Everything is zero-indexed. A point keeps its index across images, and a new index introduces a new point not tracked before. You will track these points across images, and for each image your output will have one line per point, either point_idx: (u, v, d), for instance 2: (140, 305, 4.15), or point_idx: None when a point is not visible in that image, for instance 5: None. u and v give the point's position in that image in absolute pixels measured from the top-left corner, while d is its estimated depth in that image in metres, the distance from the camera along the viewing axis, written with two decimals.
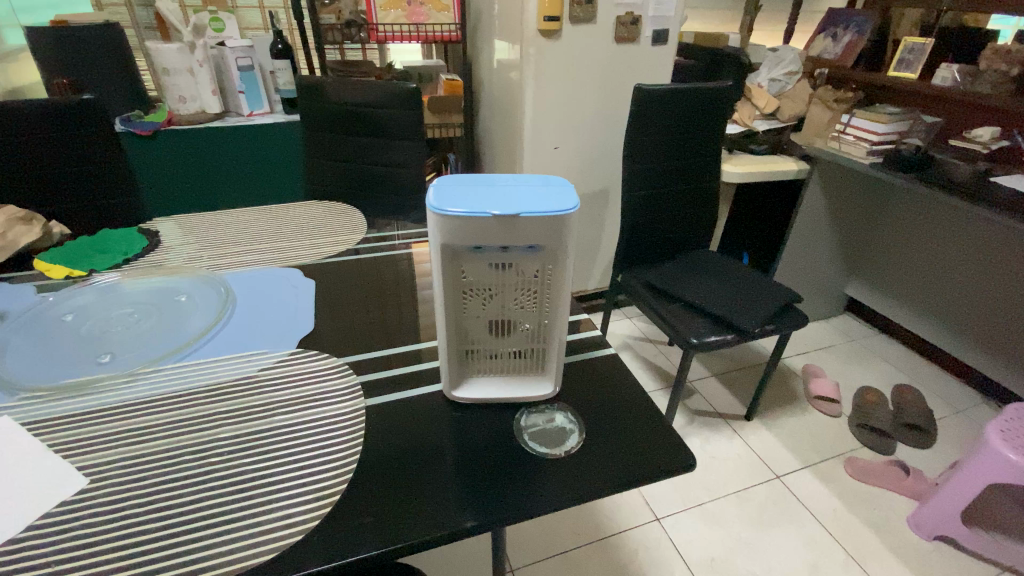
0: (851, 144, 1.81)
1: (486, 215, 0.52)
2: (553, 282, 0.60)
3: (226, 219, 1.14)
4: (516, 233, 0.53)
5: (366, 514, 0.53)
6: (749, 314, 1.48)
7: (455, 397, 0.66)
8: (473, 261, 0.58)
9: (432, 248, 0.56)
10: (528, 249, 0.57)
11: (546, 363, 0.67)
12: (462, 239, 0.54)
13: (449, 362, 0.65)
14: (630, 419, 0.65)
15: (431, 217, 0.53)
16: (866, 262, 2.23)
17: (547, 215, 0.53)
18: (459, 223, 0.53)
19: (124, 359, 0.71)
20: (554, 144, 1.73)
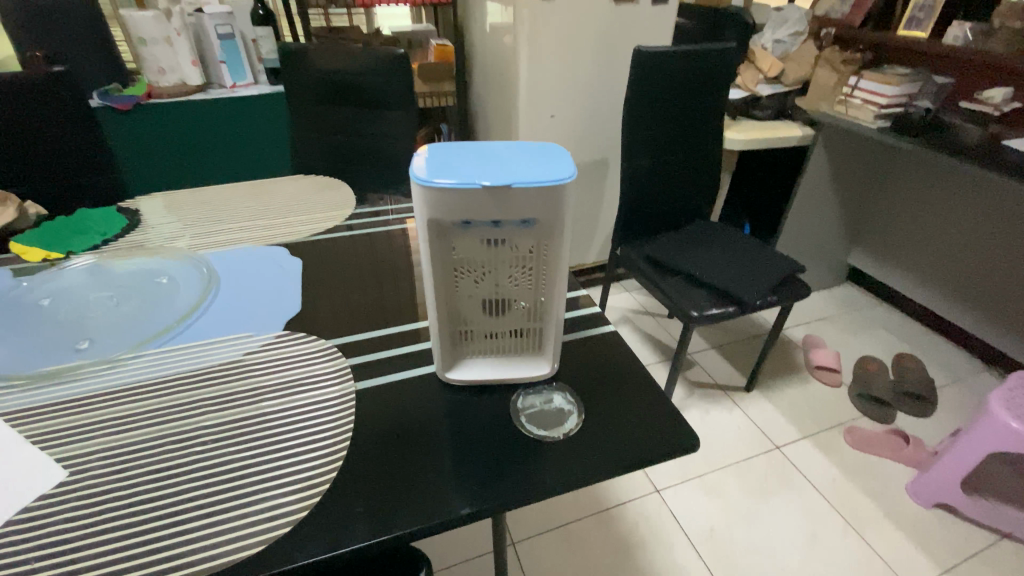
0: (857, 107, 1.75)
1: (476, 186, 0.48)
2: (550, 259, 0.56)
3: (210, 196, 1.10)
4: (508, 205, 0.50)
5: (357, 503, 0.51)
6: (751, 286, 1.45)
7: (450, 378, 0.64)
8: (464, 237, 0.54)
9: (419, 224, 0.52)
10: (522, 223, 0.53)
11: (544, 342, 0.65)
12: (450, 214, 0.50)
13: (442, 343, 0.62)
14: (631, 398, 0.63)
15: (416, 191, 0.49)
16: (869, 230, 2.19)
17: (543, 185, 0.49)
18: (446, 197, 0.49)
19: (102, 345, 0.68)
20: (551, 112, 1.67)
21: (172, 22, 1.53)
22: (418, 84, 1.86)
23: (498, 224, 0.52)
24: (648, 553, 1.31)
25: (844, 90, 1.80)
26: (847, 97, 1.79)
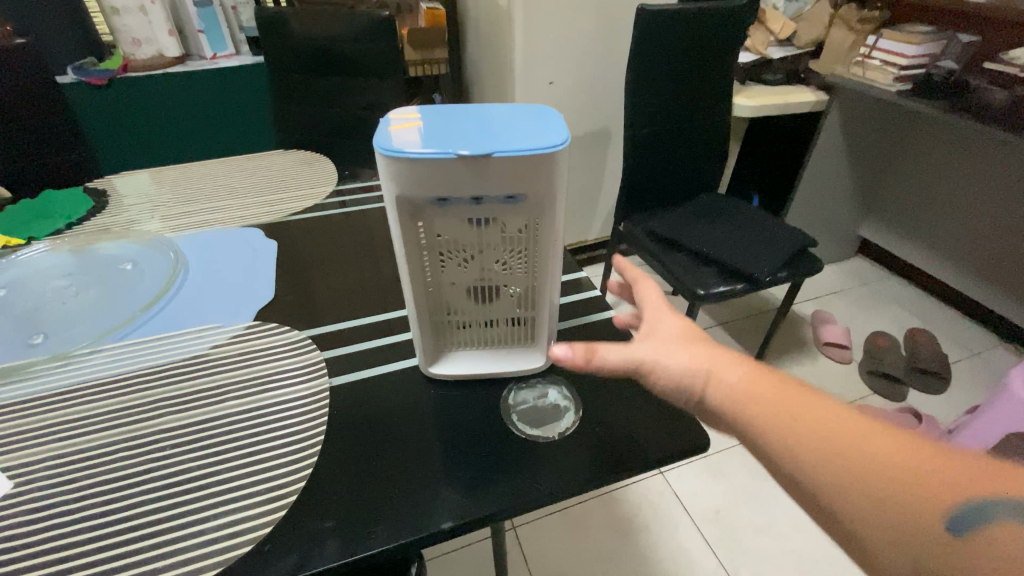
0: (876, 70, 1.66)
1: (451, 155, 0.41)
2: (542, 239, 0.50)
3: (183, 173, 1.02)
4: (490, 180, 0.43)
5: (327, 517, 0.45)
6: (762, 262, 1.38)
7: (434, 373, 0.58)
8: (443, 216, 0.48)
9: (388, 202, 0.45)
10: (509, 200, 0.46)
11: (538, 331, 0.59)
12: (424, 190, 0.44)
13: (424, 334, 0.56)
14: (634, 393, 0.57)
15: (381, 162, 0.42)
16: (883, 200, 2.10)
17: (530, 153, 0.42)
18: (417, 169, 0.42)
19: (59, 339, 0.63)
20: (548, 79, 1.57)
21: None
22: (407, 51, 1.76)
23: (481, 201, 0.46)
24: (650, 535, 1.27)
25: (861, 51, 1.70)
26: (864, 58, 1.69)
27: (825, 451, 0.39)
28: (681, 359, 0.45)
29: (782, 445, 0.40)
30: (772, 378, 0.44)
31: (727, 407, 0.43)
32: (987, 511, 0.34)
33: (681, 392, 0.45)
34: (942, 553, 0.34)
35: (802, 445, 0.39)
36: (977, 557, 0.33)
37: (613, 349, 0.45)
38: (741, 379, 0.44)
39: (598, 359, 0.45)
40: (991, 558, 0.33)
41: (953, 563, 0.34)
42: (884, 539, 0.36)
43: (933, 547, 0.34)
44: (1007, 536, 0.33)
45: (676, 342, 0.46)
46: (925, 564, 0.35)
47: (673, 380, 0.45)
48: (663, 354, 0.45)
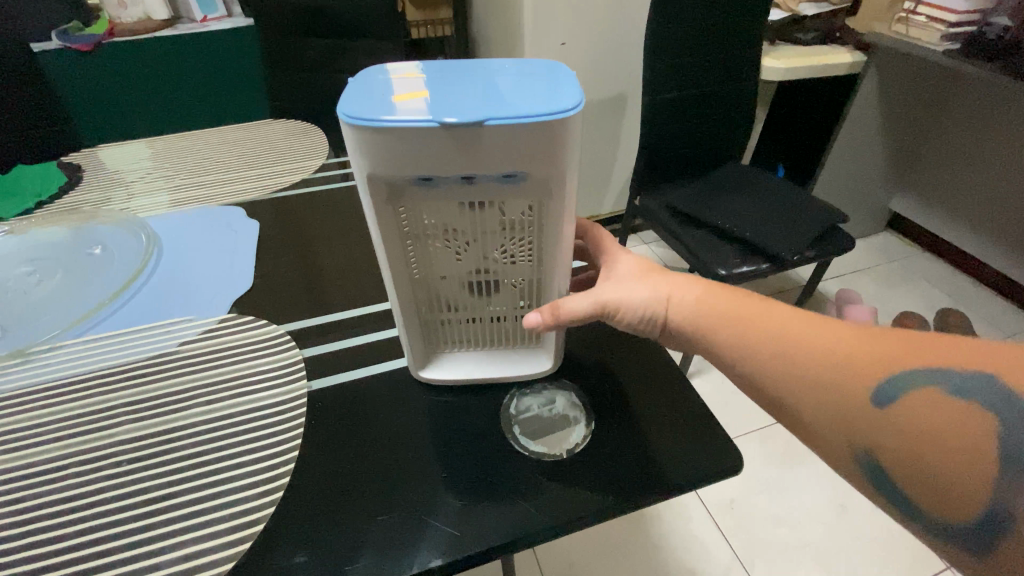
0: (920, 27, 1.50)
1: (433, 123, 0.33)
2: (550, 225, 0.42)
3: (166, 143, 0.94)
4: (481, 154, 0.35)
5: (298, 552, 0.40)
6: (788, 240, 1.28)
7: (427, 377, 0.52)
8: (428, 199, 0.40)
9: (360, 182, 0.38)
10: (507, 179, 0.38)
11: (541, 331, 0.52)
12: (401, 167, 0.36)
13: (412, 334, 0.49)
14: (649, 394, 0.52)
15: (348, 133, 0.35)
16: (916, 170, 1.97)
17: (533, 121, 0.34)
18: (392, 141, 0.34)
19: (16, 334, 0.57)
20: (561, 40, 1.45)
21: None
22: (408, 10, 1.69)
23: (474, 181, 0.38)
24: (662, 523, 1.23)
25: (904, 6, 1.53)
26: (907, 14, 1.53)
27: (772, 354, 0.42)
28: (640, 293, 0.48)
29: (739, 354, 0.43)
30: (730, 296, 0.46)
31: (689, 331, 0.46)
32: (907, 380, 0.36)
33: (649, 321, 0.48)
34: (874, 423, 0.36)
35: (752, 352, 0.42)
36: (902, 421, 0.35)
37: (577, 298, 0.46)
38: (699, 303, 0.47)
39: (565, 311, 0.45)
40: (912, 422, 0.35)
41: (885, 430, 0.36)
42: (823, 417, 0.39)
43: (865, 420, 0.37)
44: (925, 398, 0.35)
45: (639, 278, 0.50)
46: (863, 434, 0.37)
47: (638, 313, 0.48)
48: (623, 291, 0.48)
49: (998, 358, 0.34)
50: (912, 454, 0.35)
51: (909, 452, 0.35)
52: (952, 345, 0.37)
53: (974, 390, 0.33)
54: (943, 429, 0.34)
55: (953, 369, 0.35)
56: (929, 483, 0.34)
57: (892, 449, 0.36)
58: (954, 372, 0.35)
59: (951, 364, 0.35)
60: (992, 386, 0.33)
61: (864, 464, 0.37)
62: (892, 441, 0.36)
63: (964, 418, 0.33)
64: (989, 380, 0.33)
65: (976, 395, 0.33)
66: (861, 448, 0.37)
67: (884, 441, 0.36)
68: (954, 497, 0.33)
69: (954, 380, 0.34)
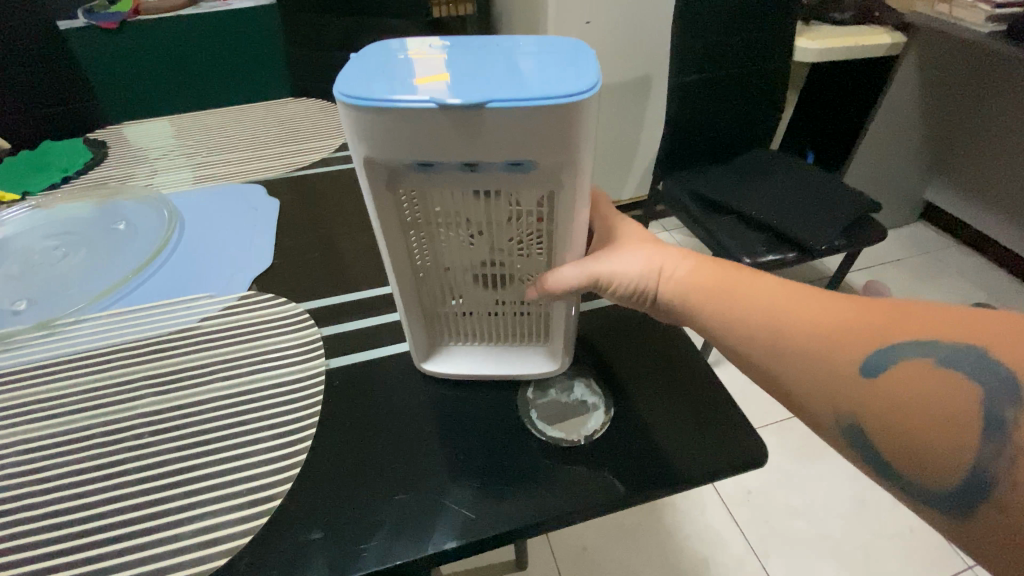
0: (965, 7, 1.43)
1: (432, 105, 0.32)
2: (561, 217, 0.40)
3: (191, 120, 0.94)
4: (483, 140, 0.33)
5: (314, 528, 0.40)
6: (818, 228, 1.24)
7: (429, 369, 0.51)
8: (432, 185, 0.38)
9: (358, 167, 0.37)
10: (513, 167, 0.37)
11: (548, 327, 0.49)
12: (398, 150, 0.35)
13: (414, 326, 0.48)
14: (664, 382, 0.50)
15: (344, 115, 0.34)
16: (954, 159, 1.88)
17: (540, 104, 0.32)
18: (388, 121, 0.33)
19: (43, 306, 0.58)
20: (585, 19, 1.41)
21: None
22: None
23: (478, 168, 0.36)
24: (676, 511, 1.22)
25: None
26: None
27: (763, 326, 0.40)
28: (634, 263, 0.46)
29: (723, 323, 0.42)
30: (721, 270, 0.44)
31: (671, 302, 0.45)
32: (895, 352, 0.34)
33: (639, 295, 0.47)
34: (858, 393, 0.35)
35: (741, 323, 0.41)
36: (886, 390, 0.34)
37: (567, 269, 0.43)
38: (689, 275, 0.45)
39: (557, 286, 0.43)
40: (897, 390, 0.33)
41: (869, 399, 0.34)
42: (806, 385, 0.37)
43: (850, 389, 0.35)
44: (913, 369, 0.33)
45: (632, 248, 0.48)
46: (845, 402, 0.35)
47: (631, 284, 0.46)
48: (616, 260, 0.46)
49: (989, 330, 0.33)
50: (895, 425, 0.33)
51: (892, 420, 0.33)
52: (946, 315, 0.35)
53: (961, 362, 0.32)
54: (928, 402, 0.32)
55: (939, 340, 0.33)
56: (914, 454, 0.33)
57: (876, 419, 0.34)
58: (940, 343, 0.33)
59: (939, 335, 0.34)
60: (981, 360, 0.31)
61: (845, 433, 0.36)
62: (877, 412, 0.34)
63: (950, 389, 0.32)
64: (975, 353, 0.32)
65: (961, 364, 0.32)
66: (846, 416, 0.36)
67: (868, 411, 0.34)
68: (934, 466, 0.32)
69: (941, 350, 0.33)
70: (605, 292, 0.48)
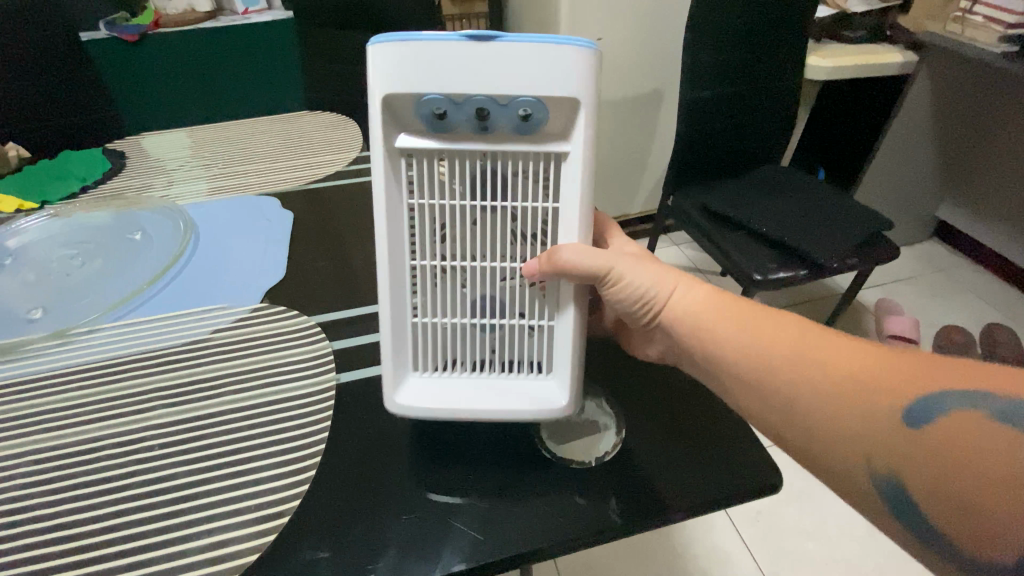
0: (978, 27, 1.42)
1: (453, 37, 0.40)
2: (564, 185, 0.44)
3: (206, 133, 0.95)
4: (491, 74, 0.41)
5: (321, 547, 0.39)
6: (829, 243, 1.24)
7: (402, 403, 0.46)
8: (441, 141, 0.44)
9: (375, 106, 0.43)
10: (518, 123, 0.43)
11: (553, 353, 0.48)
12: (415, 81, 0.41)
13: (398, 338, 0.47)
14: (669, 405, 0.50)
15: (371, 49, 0.41)
16: (966, 178, 1.87)
17: (541, 40, 0.40)
18: (412, 51, 0.41)
19: (57, 314, 0.59)
20: (596, 35, 1.43)
21: None
22: (446, 5, 1.65)
23: (488, 121, 0.43)
24: (684, 531, 1.20)
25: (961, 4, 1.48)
26: (964, 13, 1.47)
27: (789, 360, 0.40)
28: (645, 277, 0.48)
29: (744, 351, 0.41)
30: (736, 300, 0.45)
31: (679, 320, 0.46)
32: (941, 401, 0.33)
33: (644, 306, 0.48)
34: (895, 439, 0.34)
35: (763, 350, 0.41)
36: (934, 445, 0.33)
37: (578, 248, 0.44)
38: (700, 300, 0.46)
39: (565, 260, 0.43)
40: (946, 445, 0.32)
41: (909, 447, 0.34)
42: (837, 427, 0.37)
43: (892, 439, 0.34)
44: (962, 423, 0.32)
45: (648, 264, 0.49)
46: (885, 453, 0.35)
47: (638, 292, 0.47)
48: (628, 267, 0.48)
49: None
50: (944, 484, 0.32)
51: (938, 478, 0.32)
52: (987, 369, 0.34)
53: (1015, 417, 0.31)
54: (979, 461, 0.31)
55: (986, 393, 0.33)
56: (965, 519, 0.31)
57: (920, 477, 0.33)
58: (986, 398, 0.32)
59: (985, 387, 0.33)
60: None
61: (883, 489, 0.35)
62: (923, 469, 0.33)
63: (1005, 445, 0.30)
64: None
65: (1015, 421, 0.31)
66: (883, 470, 0.35)
67: (911, 466, 0.34)
68: (990, 535, 0.30)
69: (989, 405, 0.32)
70: (608, 292, 0.49)
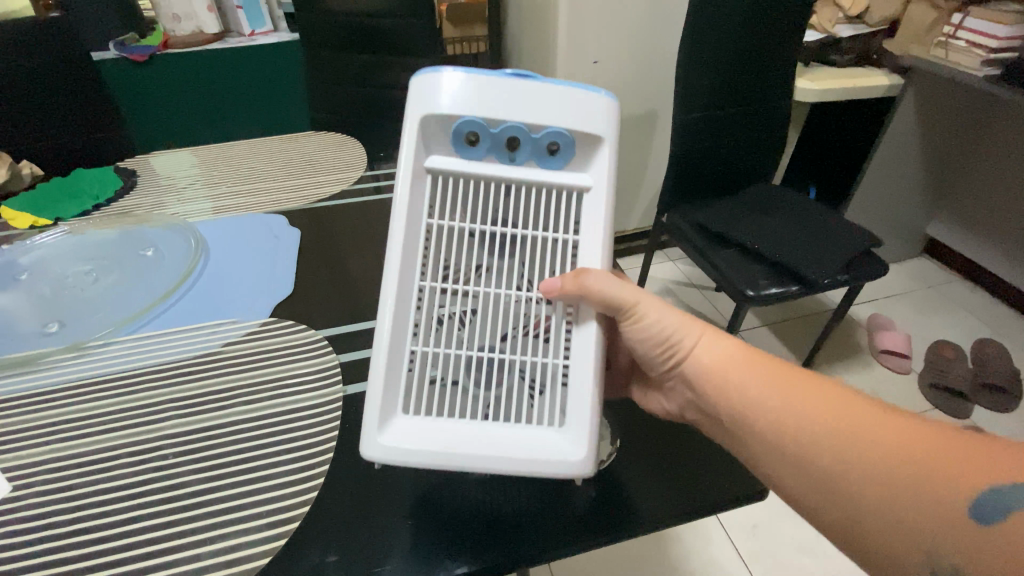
0: (961, 52, 1.47)
1: (496, 74, 0.47)
2: (585, 212, 0.49)
3: (215, 153, 0.99)
4: (524, 108, 0.47)
5: (329, 551, 0.41)
6: (823, 262, 1.26)
7: (387, 444, 0.43)
8: (470, 163, 0.48)
9: (411, 125, 0.47)
10: (545, 154, 0.48)
11: (567, 403, 0.46)
12: (455, 106, 0.47)
13: (392, 372, 0.45)
14: (668, 438, 0.50)
15: (419, 77, 0.47)
16: (954, 197, 1.91)
17: (573, 87, 0.48)
18: (457, 83, 0.47)
19: (73, 328, 0.61)
20: (594, 58, 1.48)
21: None
22: (446, 28, 1.69)
23: (517, 152, 0.48)
24: (681, 545, 1.20)
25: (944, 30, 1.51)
26: (948, 37, 1.50)
27: (834, 435, 0.41)
28: (670, 322, 0.51)
29: (786, 419, 0.43)
30: (766, 358, 0.47)
31: (715, 389, 0.47)
32: (1000, 497, 0.34)
33: (668, 349, 0.51)
34: (951, 532, 0.35)
35: (804, 420, 0.42)
36: (993, 540, 0.34)
37: (606, 276, 0.46)
38: (726, 354, 0.49)
39: (591, 282, 0.45)
40: (1008, 543, 0.33)
41: (965, 538, 0.35)
42: (889, 511, 0.38)
43: (947, 529, 0.36)
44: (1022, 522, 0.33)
45: (675, 314, 0.52)
46: (939, 543, 0.36)
47: (659, 333, 0.51)
48: (653, 308, 0.51)
49: None
50: None
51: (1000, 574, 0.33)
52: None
53: None
54: None
55: None
56: None
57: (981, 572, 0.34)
58: None
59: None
60: None
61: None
62: (983, 564, 0.34)
63: None
64: None
65: None
66: (942, 561, 0.36)
67: (971, 560, 0.35)
68: None
69: None
70: (630, 328, 0.52)
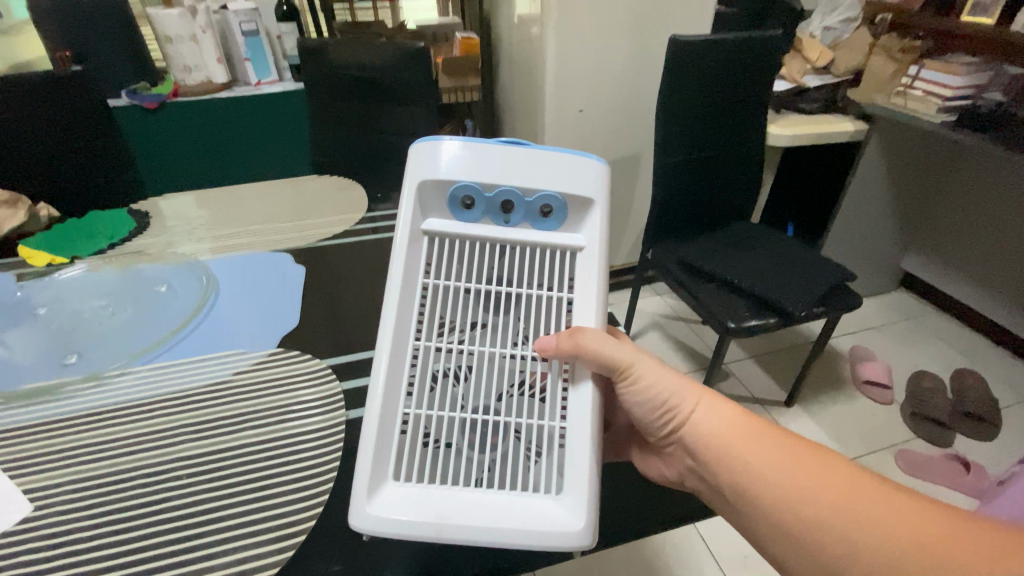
0: (918, 100, 1.59)
1: (488, 143, 0.54)
2: (576, 273, 0.54)
3: (223, 196, 1.04)
4: (515, 172, 0.53)
5: (333, 561, 0.44)
6: (798, 294, 1.32)
7: (374, 515, 0.45)
8: (468, 224, 0.55)
9: (410, 187, 0.54)
10: (540, 217, 0.54)
11: (565, 470, 0.48)
12: (451, 172, 0.53)
13: (386, 423, 0.48)
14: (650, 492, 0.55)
15: (416, 148, 0.54)
16: (925, 234, 2.01)
17: (561, 153, 0.54)
18: (453, 152, 0.54)
19: (90, 359, 0.65)
20: (579, 106, 1.59)
21: (197, 18, 1.29)
22: (441, 79, 1.75)
23: (511, 214, 0.55)
24: None
25: (903, 80, 1.63)
26: (906, 87, 1.62)
27: (832, 513, 0.44)
28: (667, 387, 0.56)
29: (784, 494, 0.46)
30: (758, 426, 0.52)
31: (713, 457, 0.51)
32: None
33: (666, 412, 0.56)
34: None
35: (802, 494, 0.46)
36: None
37: (597, 335, 0.51)
38: (720, 420, 0.53)
39: (584, 343, 0.50)
40: None
41: None
42: None
43: None
44: None
45: (671, 378, 0.56)
46: None
47: (656, 396, 0.56)
48: (649, 370, 0.56)
49: None
50: None
51: None
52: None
53: None
54: None
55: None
56: None
57: None
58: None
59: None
60: None
61: None
62: None
63: None
64: None
65: None
66: None
67: None
68: None
69: None
70: (628, 390, 0.57)
